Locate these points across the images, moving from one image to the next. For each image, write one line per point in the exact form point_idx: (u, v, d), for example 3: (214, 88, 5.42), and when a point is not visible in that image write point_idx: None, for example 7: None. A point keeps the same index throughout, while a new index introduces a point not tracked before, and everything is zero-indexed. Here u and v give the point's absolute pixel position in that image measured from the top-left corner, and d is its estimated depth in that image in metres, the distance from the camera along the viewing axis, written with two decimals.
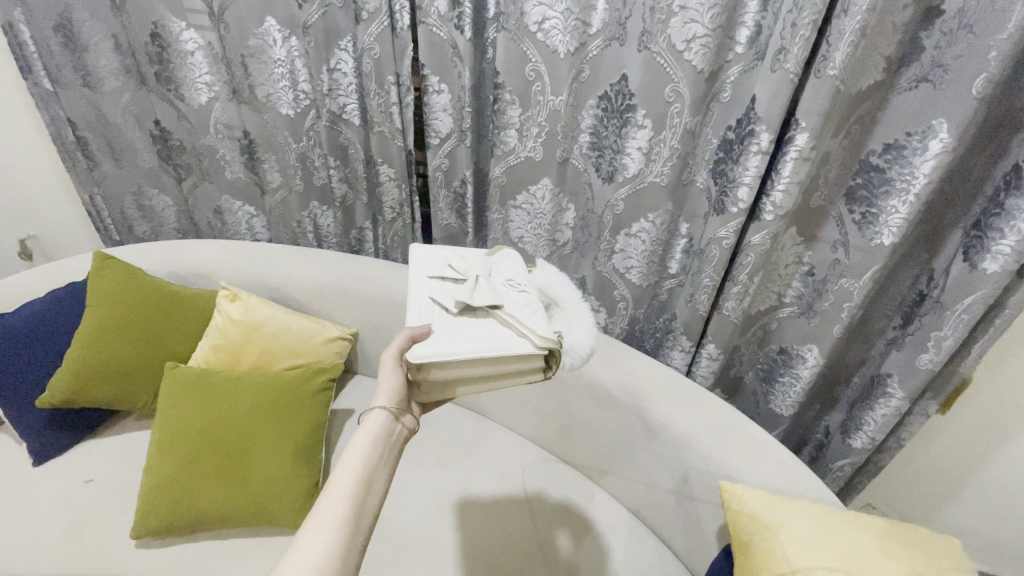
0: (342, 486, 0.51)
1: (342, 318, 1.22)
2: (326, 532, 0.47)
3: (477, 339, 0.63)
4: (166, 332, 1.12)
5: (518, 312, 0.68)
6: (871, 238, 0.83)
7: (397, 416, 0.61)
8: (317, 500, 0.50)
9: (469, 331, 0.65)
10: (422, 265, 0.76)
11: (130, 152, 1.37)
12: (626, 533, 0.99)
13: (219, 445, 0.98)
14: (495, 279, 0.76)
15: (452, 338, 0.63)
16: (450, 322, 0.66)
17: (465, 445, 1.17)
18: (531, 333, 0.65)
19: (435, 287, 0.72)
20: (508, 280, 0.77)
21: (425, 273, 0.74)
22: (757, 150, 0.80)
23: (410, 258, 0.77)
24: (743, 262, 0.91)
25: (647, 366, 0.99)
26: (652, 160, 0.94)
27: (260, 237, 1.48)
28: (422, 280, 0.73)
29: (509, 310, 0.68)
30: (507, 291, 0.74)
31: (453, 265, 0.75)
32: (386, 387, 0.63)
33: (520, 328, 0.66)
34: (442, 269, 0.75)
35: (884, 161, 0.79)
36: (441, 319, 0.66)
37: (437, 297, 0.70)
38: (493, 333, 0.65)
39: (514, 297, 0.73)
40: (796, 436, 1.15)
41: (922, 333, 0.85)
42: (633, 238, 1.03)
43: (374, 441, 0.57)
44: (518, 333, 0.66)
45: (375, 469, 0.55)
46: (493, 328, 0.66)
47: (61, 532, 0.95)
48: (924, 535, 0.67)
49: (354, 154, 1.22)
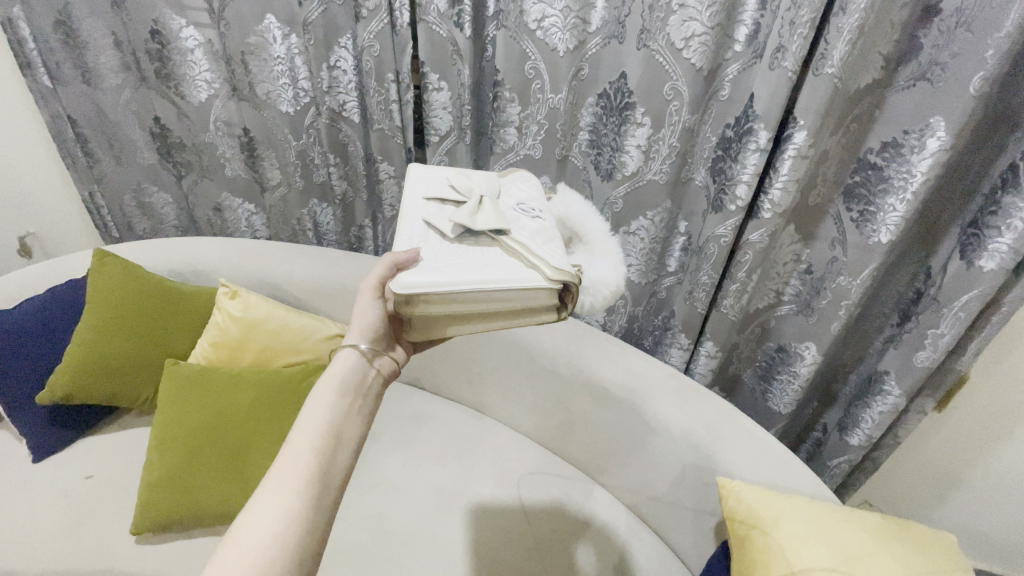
0: (305, 441, 0.50)
1: (341, 315, 1.22)
2: (287, 490, 0.46)
3: (475, 270, 0.62)
4: (166, 331, 1.12)
5: (527, 242, 0.67)
6: (869, 236, 0.83)
7: (369, 358, 0.60)
8: (278, 459, 0.48)
9: (469, 259, 0.64)
10: (424, 189, 0.77)
11: (130, 149, 1.37)
12: (623, 532, 1.00)
13: (219, 440, 0.98)
14: (505, 203, 0.76)
15: (447, 267, 0.62)
16: (448, 248, 0.66)
17: (465, 442, 1.17)
18: (540, 265, 0.64)
19: (435, 210, 0.72)
20: (518, 205, 0.76)
21: (426, 196, 0.75)
22: (756, 147, 0.80)
23: (413, 181, 0.78)
24: (742, 260, 0.91)
25: (646, 363, 1.00)
26: (651, 158, 0.94)
27: (259, 235, 1.48)
28: (423, 204, 0.74)
29: (516, 238, 0.68)
30: (517, 217, 0.73)
31: (456, 187, 0.75)
32: (360, 323, 0.63)
33: (529, 260, 0.64)
34: (445, 192, 0.76)
35: (881, 159, 0.79)
36: (438, 245, 0.66)
37: (436, 221, 0.69)
38: (495, 261, 0.64)
39: (523, 224, 0.72)
40: (794, 434, 1.15)
41: (920, 331, 0.86)
42: (633, 235, 1.03)
43: (342, 388, 0.56)
44: (527, 265, 0.64)
45: (345, 420, 0.53)
46: (497, 256, 0.65)
47: (62, 529, 0.96)
48: (911, 522, 0.69)
49: (354, 151, 1.23)
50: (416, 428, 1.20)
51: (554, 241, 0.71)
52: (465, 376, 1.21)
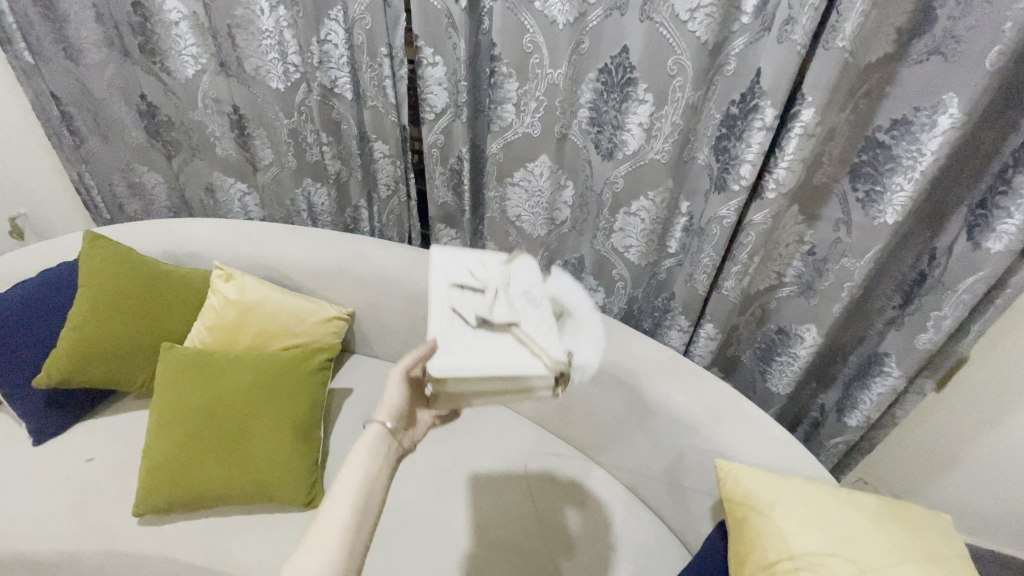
0: (343, 494, 0.57)
1: (337, 297, 1.21)
2: (328, 541, 0.54)
3: (492, 355, 0.64)
4: (160, 314, 1.11)
5: (535, 331, 0.69)
6: (874, 217, 0.82)
7: (395, 434, 0.64)
8: (319, 510, 0.56)
9: (485, 346, 0.65)
10: (443, 269, 0.75)
11: (117, 128, 1.33)
12: (621, 511, 1.01)
13: (219, 424, 0.98)
14: (516, 290, 0.76)
15: (468, 354, 0.63)
16: (468, 335, 0.66)
17: (464, 423, 1.17)
18: (544, 355, 0.65)
19: (454, 293, 0.72)
20: (529, 291, 0.77)
21: (445, 279, 0.74)
22: (761, 126, 0.78)
23: (433, 261, 0.76)
24: (744, 242, 0.89)
25: (646, 345, 0.99)
26: (653, 136, 0.91)
27: (252, 215, 1.45)
28: (442, 286, 0.73)
29: (527, 328, 0.69)
30: (527, 305, 0.74)
31: (475, 272, 0.75)
32: (388, 401, 0.66)
33: (537, 348, 0.66)
34: (463, 276, 0.75)
35: (890, 137, 0.77)
36: (459, 331, 0.66)
37: (456, 306, 0.69)
38: (508, 349, 0.66)
39: (532, 313, 0.73)
40: (791, 414, 1.15)
41: (923, 313, 0.86)
42: (633, 217, 1.01)
43: (373, 454, 0.61)
44: (532, 351, 0.66)
45: (374, 484, 0.60)
46: (510, 344, 0.66)
47: (66, 510, 0.96)
48: (914, 508, 0.68)
49: (347, 129, 1.19)
50: None
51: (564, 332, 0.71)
52: None
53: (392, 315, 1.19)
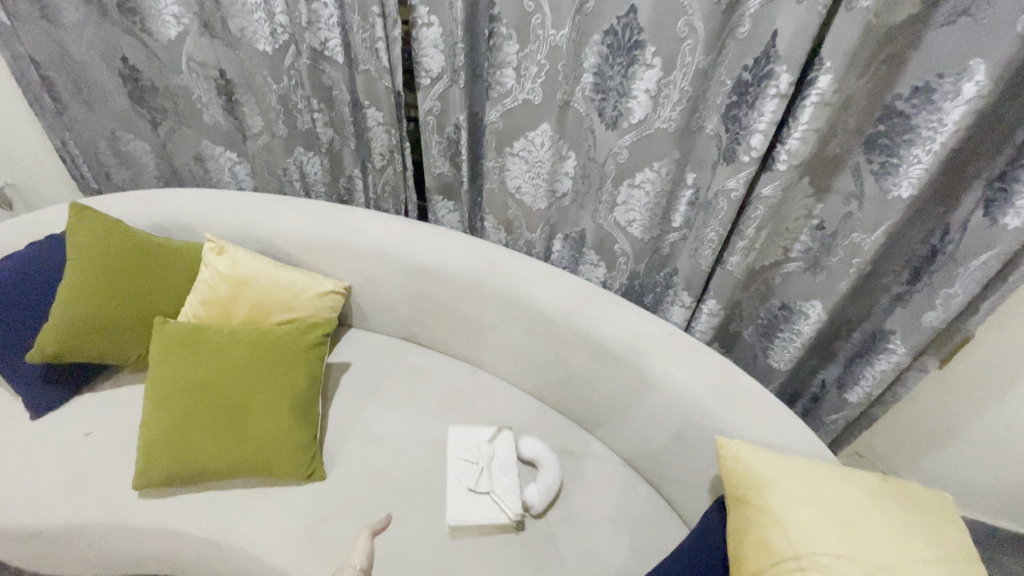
0: None
1: (333, 271, 1.18)
2: None
3: (480, 513, 0.93)
4: (152, 287, 1.09)
5: (506, 494, 0.95)
6: (888, 190, 0.79)
7: None
8: None
9: (474, 509, 0.94)
10: (454, 447, 1.02)
11: (100, 93, 1.28)
12: (619, 483, 1.02)
13: (215, 399, 0.97)
14: (500, 461, 1.00)
15: (465, 511, 0.93)
16: (464, 498, 0.95)
17: (463, 397, 1.16)
18: (507, 509, 0.93)
19: (459, 467, 0.99)
20: (509, 466, 1.00)
21: (455, 455, 1.01)
22: (775, 93, 0.74)
23: (449, 437, 1.04)
24: (752, 216, 0.87)
25: (647, 321, 0.98)
26: (660, 103, 0.87)
27: (244, 185, 1.41)
28: (452, 461, 1.00)
29: (501, 492, 0.95)
30: (509, 473, 0.99)
31: (473, 454, 1.00)
32: None
33: (502, 506, 0.94)
34: (465, 453, 1.01)
35: (910, 107, 0.73)
36: (458, 494, 0.96)
37: (458, 478, 0.97)
38: (485, 508, 0.94)
39: (510, 478, 0.98)
40: (790, 389, 1.14)
41: (932, 290, 0.84)
42: (637, 188, 0.97)
43: None
44: (500, 508, 0.94)
45: None
46: (490, 509, 0.94)
47: (67, 482, 0.97)
48: (917, 492, 0.68)
49: (339, 95, 1.13)
50: (414, 383, 1.19)
51: (536, 486, 0.96)
52: (461, 334, 1.18)
53: (391, 288, 1.17)
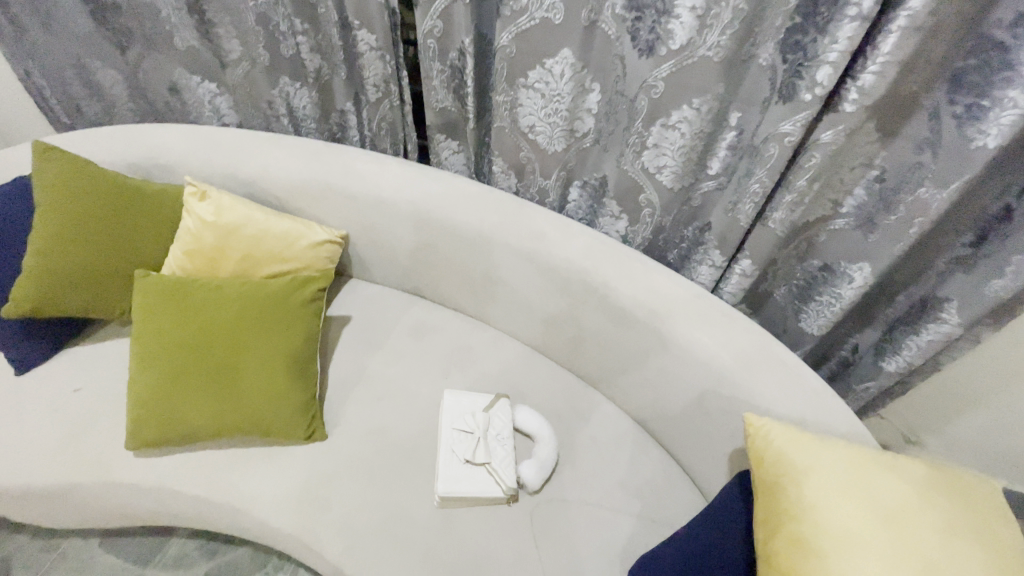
0: None
1: (327, 219, 1.08)
2: None
3: (474, 483, 0.89)
4: (132, 236, 1.00)
5: (502, 465, 0.90)
6: (971, 138, 0.66)
7: None
8: None
9: (468, 479, 0.89)
10: (449, 413, 0.96)
11: (58, 13, 1.13)
12: (631, 448, 0.98)
13: (206, 358, 0.91)
14: (496, 430, 0.94)
15: (459, 481, 0.88)
16: (457, 467, 0.90)
17: (469, 355, 1.10)
18: (503, 483, 0.89)
19: (452, 436, 0.93)
20: (506, 435, 0.94)
21: (448, 422, 0.95)
22: (855, 14, 0.60)
23: (444, 403, 0.97)
24: (805, 164, 0.76)
25: (670, 282, 0.88)
26: (706, 26, 0.73)
27: (227, 121, 1.27)
28: (445, 428, 0.94)
29: (497, 464, 0.90)
30: (506, 443, 0.93)
31: (469, 421, 0.93)
32: None
33: (499, 479, 0.89)
34: (460, 420, 0.95)
35: (1013, 36, 0.60)
36: (452, 462, 0.90)
37: (451, 447, 0.91)
38: (480, 479, 0.89)
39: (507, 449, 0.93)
40: (818, 352, 1.06)
41: (1002, 255, 0.74)
42: (671, 129, 0.84)
43: None
44: (495, 480, 0.90)
45: None
46: (484, 481, 0.89)
47: (61, 439, 0.94)
48: (979, 501, 0.60)
49: (325, 14, 0.98)
50: (417, 339, 1.12)
51: (533, 462, 0.91)
52: (467, 288, 1.09)
53: (390, 237, 1.07)
